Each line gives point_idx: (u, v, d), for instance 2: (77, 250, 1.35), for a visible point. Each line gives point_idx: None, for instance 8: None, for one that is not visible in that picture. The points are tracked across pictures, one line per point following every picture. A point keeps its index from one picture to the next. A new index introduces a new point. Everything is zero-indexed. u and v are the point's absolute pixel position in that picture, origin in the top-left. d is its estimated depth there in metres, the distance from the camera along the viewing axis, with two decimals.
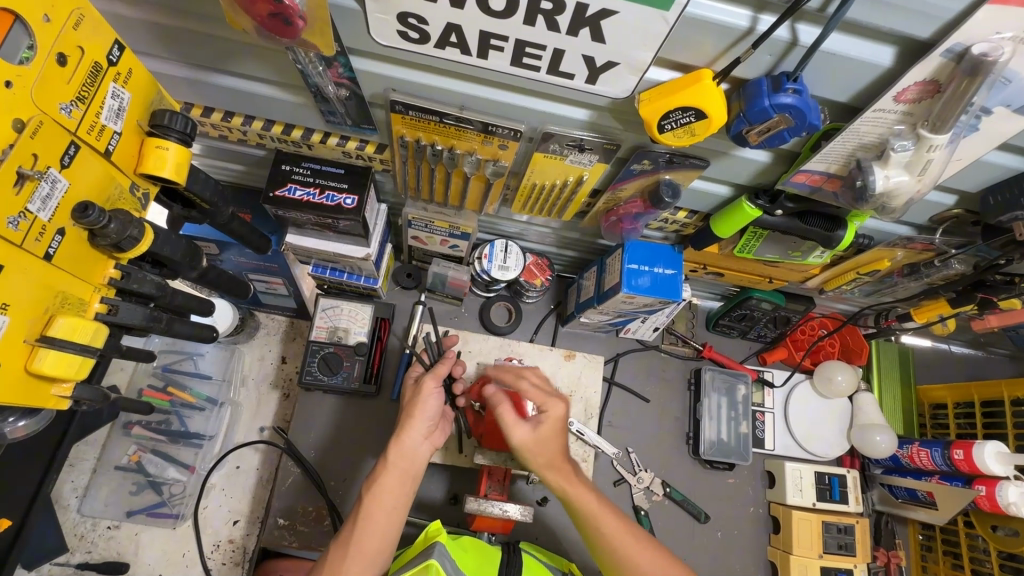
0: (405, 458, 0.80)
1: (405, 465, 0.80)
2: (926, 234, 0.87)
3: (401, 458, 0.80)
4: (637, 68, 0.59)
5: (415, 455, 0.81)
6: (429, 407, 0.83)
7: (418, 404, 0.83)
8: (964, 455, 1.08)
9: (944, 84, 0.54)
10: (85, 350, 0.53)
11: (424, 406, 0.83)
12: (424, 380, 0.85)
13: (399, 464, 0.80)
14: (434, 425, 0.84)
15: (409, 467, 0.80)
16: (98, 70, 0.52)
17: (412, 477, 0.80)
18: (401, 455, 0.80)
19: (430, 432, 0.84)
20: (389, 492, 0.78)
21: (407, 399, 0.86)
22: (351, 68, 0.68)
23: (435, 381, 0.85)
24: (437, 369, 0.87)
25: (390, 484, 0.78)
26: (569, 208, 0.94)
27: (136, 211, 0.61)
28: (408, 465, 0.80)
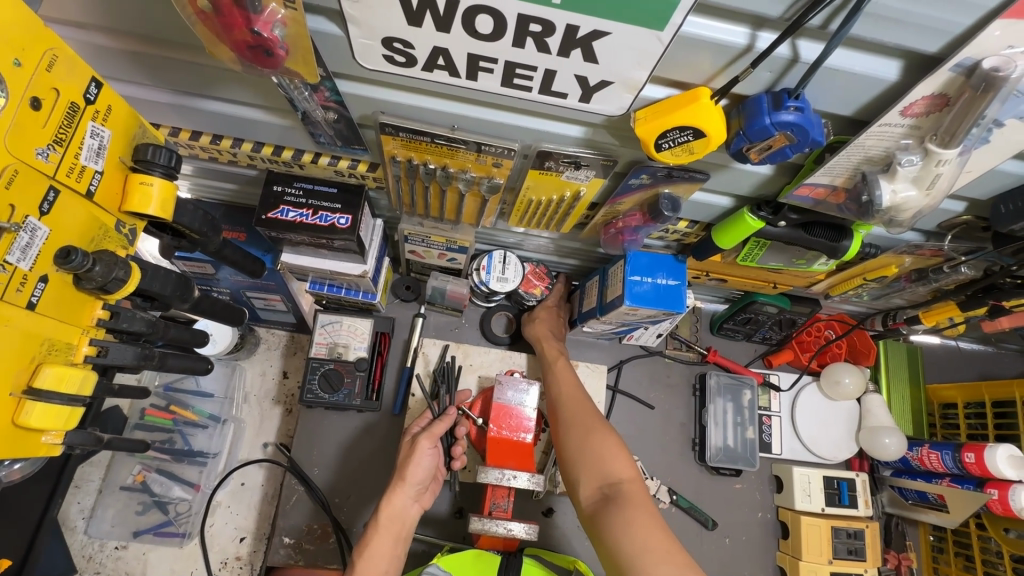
0: (394, 520, 0.88)
1: (397, 527, 0.88)
2: (935, 239, 0.84)
3: (392, 520, 0.88)
4: (632, 87, 0.57)
5: (404, 517, 0.90)
6: (422, 468, 0.92)
7: (412, 465, 0.91)
8: (975, 458, 1.06)
9: (953, 98, 0.52)
10: (73, 399, 0.53)
11: (418, 467, 0.91)
12: (420, 441, 0.92)
13: (390, 526, 0.87)
14: (423, 488, 0.93)
15: (398, 529, 0.88)
16: (75, 110, 0.51)
17: (402, 538, 0.88)
18: (392, 516, 0.88)
19: (419, 494, 0.93)
20: (382, 554, 0.85)
21: (402, 456, 0.93)
22: (337, 91, 0.66)
23: (430, 441, 0.92)
24: (432, 429, 0.93)
25: (382, 546, 0.85)
26: (568, 221, 0.92)
27: (123, 249, 0.60)
28: (398, 527, 0.88)
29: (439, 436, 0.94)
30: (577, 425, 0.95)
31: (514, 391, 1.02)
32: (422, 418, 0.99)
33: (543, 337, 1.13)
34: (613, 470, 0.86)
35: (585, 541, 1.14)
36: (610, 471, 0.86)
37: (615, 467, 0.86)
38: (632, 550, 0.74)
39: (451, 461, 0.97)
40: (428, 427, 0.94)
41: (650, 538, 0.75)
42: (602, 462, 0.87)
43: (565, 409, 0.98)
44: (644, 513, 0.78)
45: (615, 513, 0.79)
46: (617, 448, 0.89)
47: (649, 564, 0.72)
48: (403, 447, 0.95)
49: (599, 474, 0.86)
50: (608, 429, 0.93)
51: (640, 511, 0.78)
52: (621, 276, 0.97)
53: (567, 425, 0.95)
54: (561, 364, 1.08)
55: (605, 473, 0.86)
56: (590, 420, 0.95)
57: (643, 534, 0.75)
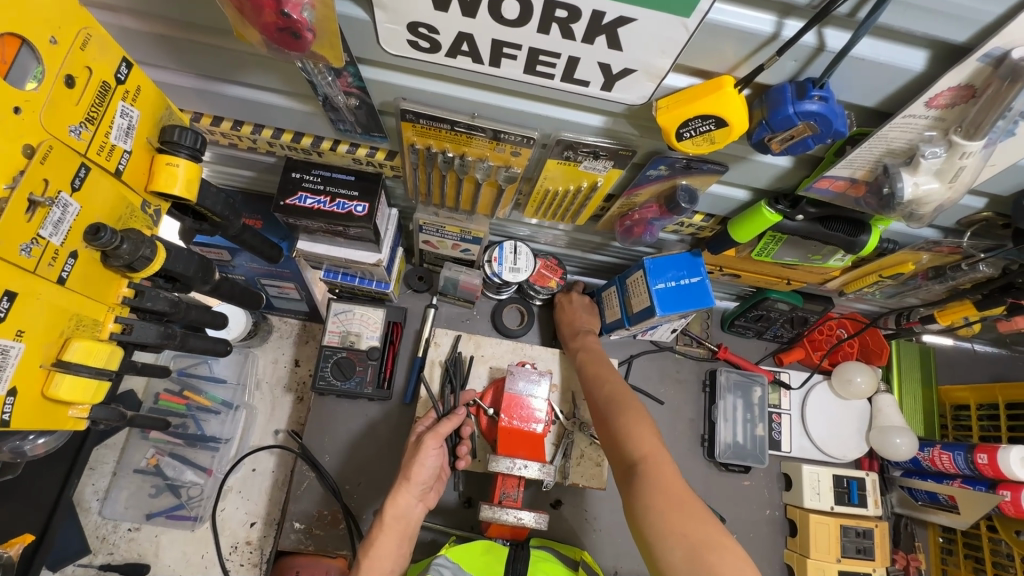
0: (401, 520, 0.89)
1: (402, 527, 0.89)
2: (953, 237, 0.84)
3: (397, 519, 0.89)
4: (656, 75, 0.57)
5: (410, 517, 0.91)
6: (427, 468, 0.92)
7: (417, 465, 0.91)
8: (987, 459, 1.05)
9: (980, 89, 0.52)
10: (100, 372, 0.54)
11: (421, 467, 0.91)
12: (424, 441, 0.91)
13: (396, 525, 0.89)
14: (427, 488, 0.94)
15: (405, 528, 0.90)
16: (107, 89, 0.51)
17: (407, 538, 0.90)
18: (398, 516, 0.89)
19: (424, 493, 0.94)
20: (388, 555, 0.86)
21: (406, 457, 0.93)
22: (360, 77, 0.67)
23: (435, 442, 0.92)
24: (439, 428, 0.93)
25: (389, 544, 0.87)
26: (583, 213, 0.92)
27: (147, 228, 0.60)
28: (404, 526, 0.90)
29: (444, 435, 0.93)
30: (602, 411, 0.96)
31: (525, 382, 1.01)
32: (429, 417, 0.98)
33: (578, 334, 1.15)
34: (630, 450, 0.85)
35: (593, 535, 1.15)
36: (628, 451, 0.85)
37: (632, 447, 0.85)
38: (649, 532, 0.76)
39: (459, 454, 0.97)
40: (434, 426, 0.93)
41: (665, 521, 0.75)
42: (621, 444, 0.87)
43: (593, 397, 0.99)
44: (658, 494, 0.77)
45: (631, 495, 0.80)
46: (637, 427, 0.88)
47: (665, 549, 0.74)
48: (409, 446, 0.95)
49: (620, 455, 0.87)
50: (632, 408, 0.92)
51: (659, 490, 0.78)
52: (644, 286, 0.97)
53: (596, 413, 0.97)
54: (590, 351, 1.09)
55: (625, 453, 0.86)
56: (615, 402, 0.95)
57: (659, 518, 0.75)
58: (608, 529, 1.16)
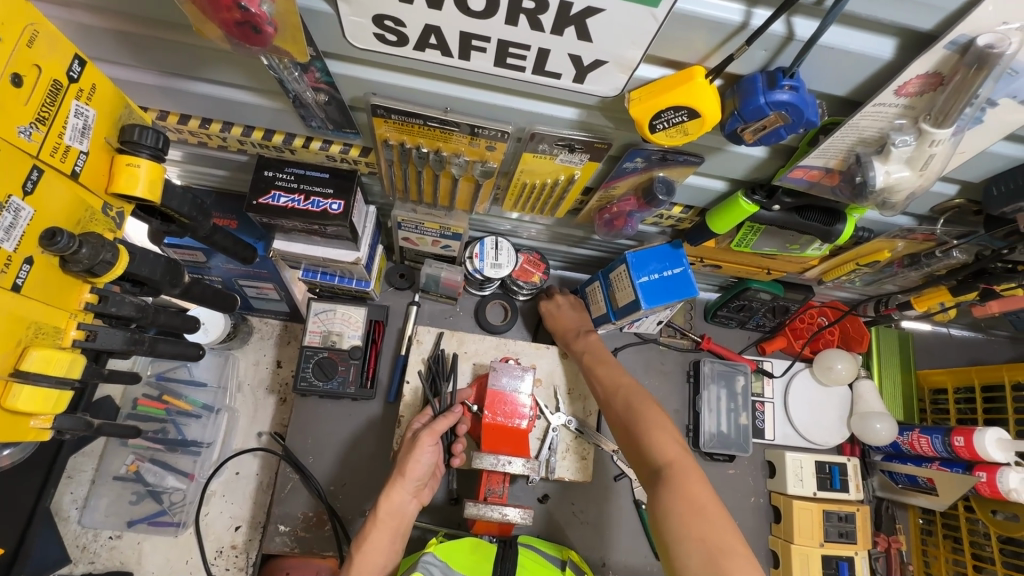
0: (394, 516, 0.89)
1: (395, 522, 0.89)
2: (927, 224, 0.85)
3: (390, 515, 0.88)
4: (627, 66, 0.57)
5: (404, 512, 0.90)
6: (422, 464, 0.91)
7: (413, 461, 0.90)
8: (964, 442, 1.07)
9: (947, 76, 0.52)
10: (62, 381, 0.52)
11: (417, 463, 0.90)
12: (422, 437, 0.91)
13: (389, 521, 0.88)
14: (421, 484, 0.93)
15: (397, 524, 0.89)
16: (58, 89, 0.50)
17: (400, 534, 0.89)
18: (391, 512, 0.89)
19: (418, 489, 0.93)
20: (380, 550, 0.86)
21: (402, 453, 0.92)
22: (328, 72, 0.65)
23: (432, 438, 0.91)
24: (434, 426, 0.92)
25: (381, 541, 0.86)
26: (562, 206, 0.91)
27: (110, 232, 0.59)
28: (397, 522, 0.89)
29: (440, 433, 0.93)
30: (623, 415, 0.95)
31: (508, 377, 1.00)
32: (424, 415, 0.98)
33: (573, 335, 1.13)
34: (655, 455, 0.85)
35: (579, 528, 1.15)
36: (653, 456, 0.86)
37: (657, 453, 0.86)
38: (669, 535, 0.76)
39: (452, 451, 0.97)
40: (430, 424, 0.93)
41: (686, 526, 0.76)
42: (645, 449, 0.87)
43: (611, 398, 0.99)
44: (681, 500, 0.78)
45: (654, 499, 0.81)
46: (662, 433, 0.88)
47: (682, 553, 0.74)
48: (404, 443, 0.94)
49: (644, 459, 0.87)
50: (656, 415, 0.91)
51: (682, 495, 0.78)
52: (628, 280, 0.96)
53: (615, 416, 0.96)
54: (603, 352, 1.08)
55: (649, 458, 0.86)
56: (636, 405, 0.94)
57: (680, 524, 0.76)
58: (594, 521, 1.16)
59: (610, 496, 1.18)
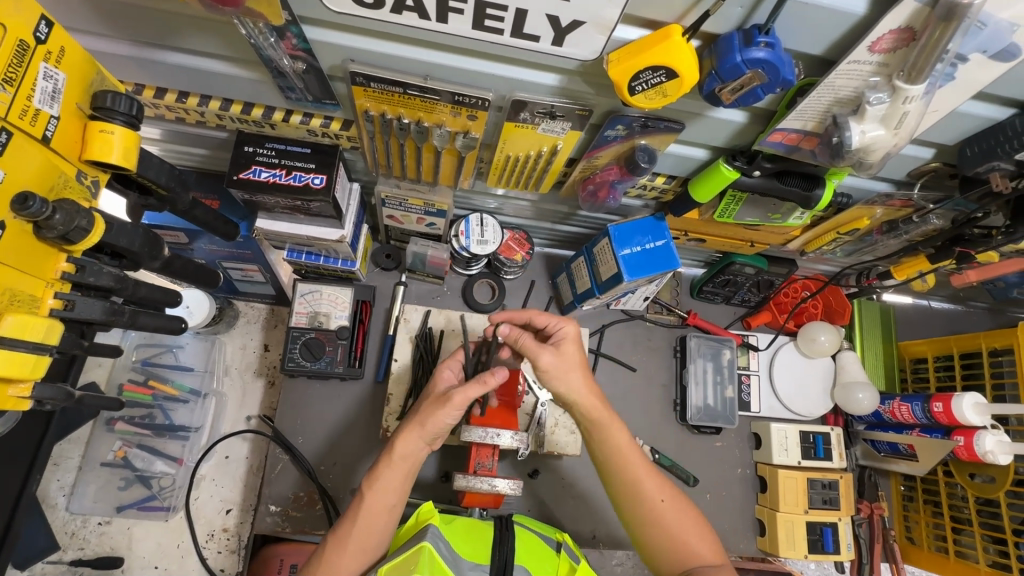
0: (408, 459, 0.83)
1: (409, 464, 0.84)
2: (905, 189, 0.86)
3: (405, 458, 0.83)
4: (605, 27, 0.57)
5: (417, 454, 0.85)
6: (444, 422, 0.83)
7: (434, 418, 0.82)
8: (943, 408, 1.09)
9: (919, 32, 0.52)
10: (39, 347, 0.52)
11: (438, 419, 0.83)
12: (452, 397, 0.81)
13: (403, 463, 0.83)
14: (437, 436, 0.86)
15: (411, 465, 0.84)
16: (25, 49, 0.49)
17: (412, 473, 0.85)
18: (404, 454, 0.83)
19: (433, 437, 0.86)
20: (391, 489, 0.83)
21: (426, 408, 0.84)
22: (305, 38, 0.64)
23: (461, 404, 0.81)
24: (467, 390, 0.81)
25: (391, 481, 0.83)
26: (545, 179, 0.92)
27: (86, 200, 0.58)
28: (410, 464, 0.84)
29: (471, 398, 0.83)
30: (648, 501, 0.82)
31: None
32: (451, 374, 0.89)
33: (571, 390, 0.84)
34: (701, 555, 0.79)
35: (569, 503, 1.16)
36: (699, 557, 0.79)
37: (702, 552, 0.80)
38: None
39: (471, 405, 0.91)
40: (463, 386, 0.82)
41: None
42: (686, 544, 0.80)
43: (638, 485, 0.82)
44: None
45: None
46: (699, 526, 0.82)
47: None
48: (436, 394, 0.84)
49: (687, 559, 0.79)
50: (686, 505, 0.83)
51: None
52: (610, 253, 0.97)
53: (635, 506, 0.82)
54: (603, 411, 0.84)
55: (693, 558, 0.79)
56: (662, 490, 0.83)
57: None
58: (584, 495, 1.18)
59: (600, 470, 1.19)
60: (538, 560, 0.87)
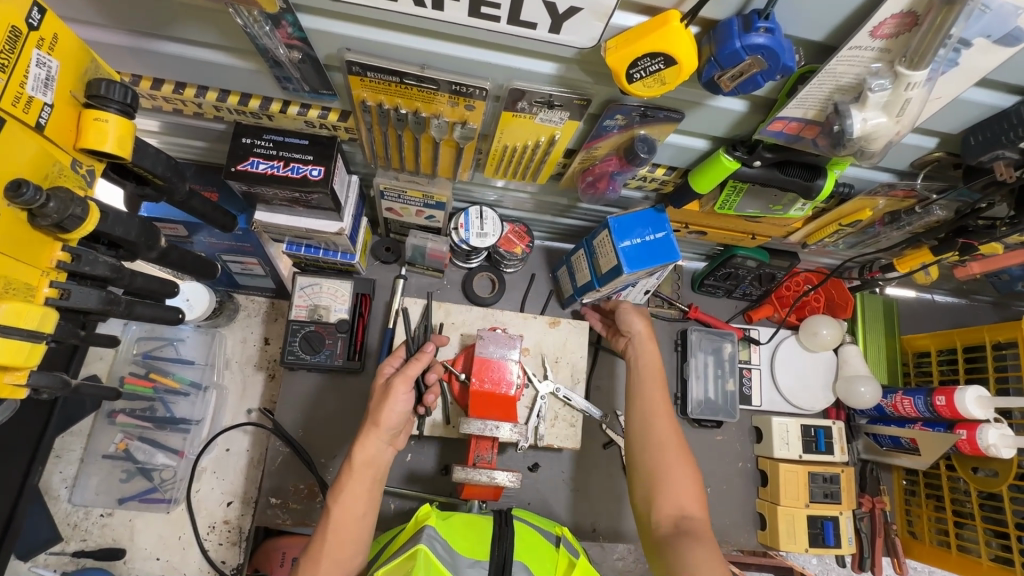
0: (370, 466, 0.85)
1: (372, 471, 0.85)
2: (908, 180, 0.85)
3: (367, 464, 0.85)
4: (602, 13, 0.56)
5: (380, 461, 0.87)
6: (396, 414, 0.88)
7: (384, 411, 0.87)
8: (945, 401, 1.09)
9: (922, 15, 0.52)
10: (34, 335, 0.52)
11: (391, 412, 0.87)
12: (394, 385, 0.87)
13: (365, 472, 0.85)
14: (397, 432, 0.89)
15: (376, 473, 0.86)
16: (18, 36, 0.48)
17: (380, 481, 0.86)
18: (367, 462, 0.85)
19: (393, 438, 0.90)
20: (357, 498, 0.83)
21: (374, 403, 0.89)
22: (300, 27, 0.64)
23: (405, 385, 0.88)
24: (407, 372, 0.89)
25: (357, 489, 0.83)
26: (545, 170, 0.91)
27: (81, 189, 0.58)
28: (375, 471, 0.86)
29: (414, 378, 0.90)
30: (656, 441, 0.89)
31: (496, 346, 1.00)
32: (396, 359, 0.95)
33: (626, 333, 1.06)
34: (686, 504, 0.84)
35: (570, 495, 1.16)
36: (685, 504, 0.83)
37: (689, 502, 0.84)
38: None
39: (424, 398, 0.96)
40: (402, 369, 0.90)
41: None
42: (673, 491, 0.84)
43: (649, 426, 0.91)
44: (711, 554, 0.77)
45: (684, 545, 0.78)
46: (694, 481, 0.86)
47: None
48: (375, 390, 0.91)
49: (672, 502, 0.84)
50: (689, 459, 0.88)
51: (713, 561, 0.76)
52: (610, 245, 0.96)
53: (643, 442, 0.90)
54: (650, 365, 1.00)
55: (679, 503, 0.84)
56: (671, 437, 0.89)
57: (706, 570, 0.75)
58: (584, 488, 1.18)
59: (600, 463, 1.19)
60: (537, 555, 0.87)
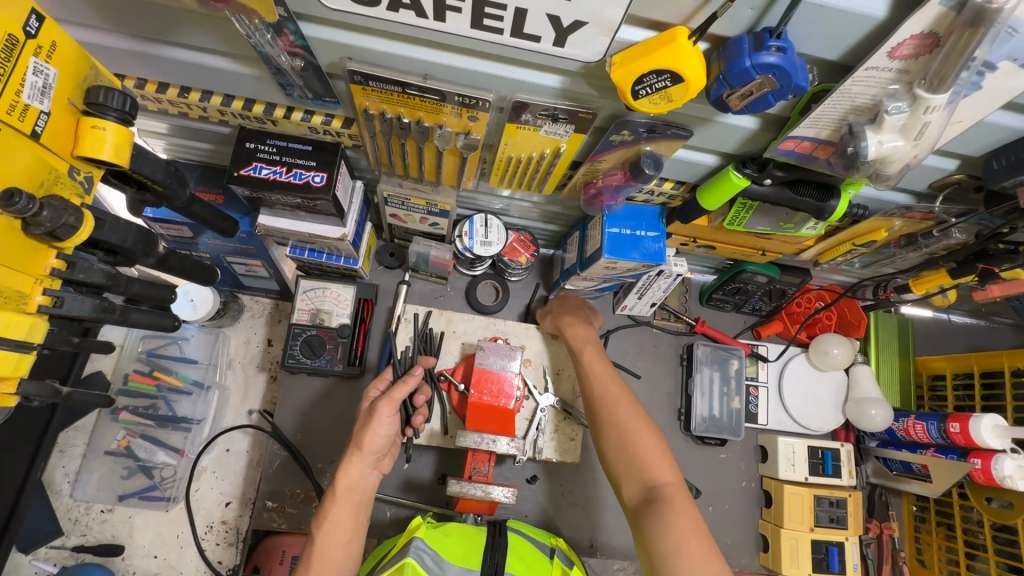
0: (354, 490, 0.85)
1: (356, 497, 0.85)
2: (926, 202, 0.82)
3: (350, 490, 0.85)
4: (607, 27, 0.54)
5: (364, 485, 0.87)
6: (380, 437, 0.87)
7: (369, 435, 0.86)
8: (959, 428, 1.05)
9: (943, 37, 0.49)
10: (21, 345, 0.52)
11: (374, 435, 0.86)
12: (379, 407, 0.86)
13: (348, 497, 0.85)
14: (381, 456, 0.89)
15: (359, 498, 0.86)
16: (15, 44, 0.48)
17: (364, 506, 0.86)
18: (350, 487, 0.85)
19: (378, 461, 0.89)
20: (341, 527, 0.83)
21: (358, 427, 0.88)
22: (302, 35, 0.63)
23: (390, 408, 0.87)
24: (393, 394, 0.87)
25: (341, 518, 0.83)
26: (549, 181, 0.89)
27: (78, 197, 0.58)
28: (359, 496, 0.85)
29: (399, 401, 0.88)
30: (616, 419, 0.89)
31: (497, 357, 0.99)
32: (382, 382, 0.94)
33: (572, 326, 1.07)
34: (655, 473, 0.81)
35: (569, 509, 1.15)
36: (654, 473, 0.81)
37: (658, 469, 0.82)
38: (667, 551, 0.72)
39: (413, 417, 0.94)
40: (388, 392, 0.88)
41: (690, 549, 0.72)
42: (641, 462, 0.83)
43: (608, 405, 0.91)
44: (685, 520, 0.75)
45: (653, 517, 0.76)
46: (660, 447, 0.84)
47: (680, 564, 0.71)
48: (360, 413, 0.90)
49: (639, 474, 0.82)
50: (652, 427, 0.87)
51: (679, 527, 0.74)
52: (599, 228, 0.95)
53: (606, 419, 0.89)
54: (599, 355, 1.01)
55: (647, 474, 0.82)
56: (630, 414, 0.89)
57: (677, 535, 0.73)
58: (582, 502, 1.16)
59: (599, 479, 1.17)
60: (528, 567, 0.85)
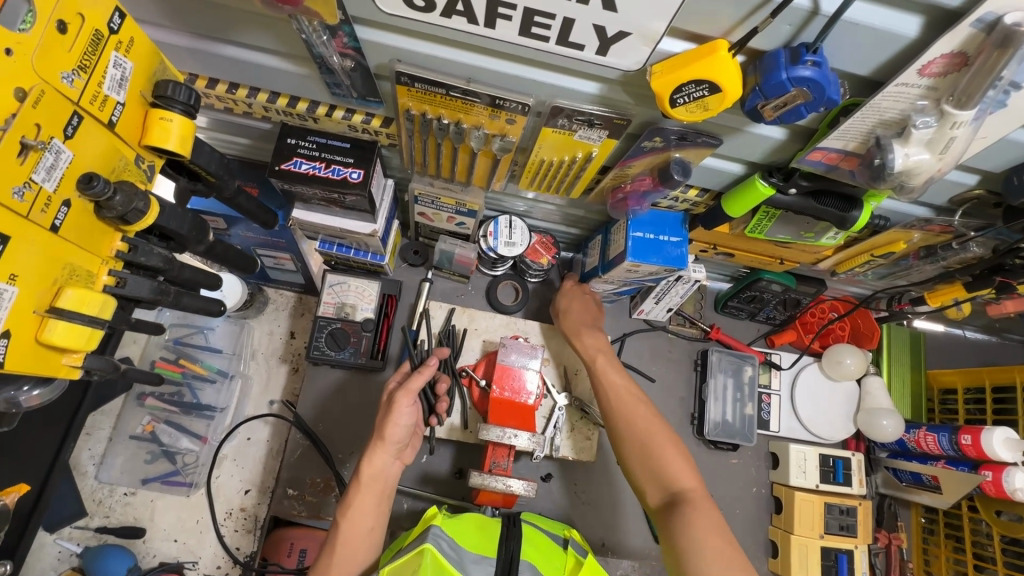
0: (377, 478, 0.88)
1: (379, 485, 0.88)
2: (945, 216, 0.85)
3: (373, 479, 0.87)
4: (650, 38, 0.57)
5: (386, 474, 0.89)
6: (400, 427, 0.89)
7: (390, 424, 0.89)
8: (971, 440, 1.07)
9: (972, 57, 0.52)
10: (94, 321, 0.54)
11: (396, 426, 0.89)
12: (398, 398, 0.89)
13: (372, 485, 0.87)
14: (402, 446, 0.91)
15: (382, 488, 0.88)
16: (99, 38, 0.51)
17: (386, 495, 0.88)
18: (373, 476, 0.87)
19: (399, 451, 0.92)
20: (366, 514, 0.85)
21: (380, 416, 0.91)
22: (356, 38, 0.67)
23: (408, 399, 0.89)
24: (410, 385, 0.90)
25: (365, 504, 0.86)
26: (577, 185, 0.92)
27: (141, 183, 0.61)
28: (381, 485, 0.88)
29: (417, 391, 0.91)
30: (636, 424, 0.93)
31: (518, 354, 1.02)
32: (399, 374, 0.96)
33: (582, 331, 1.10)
34: (678, 480, 0.86)
35: (582, 508, 1.17)
36: (675, 479, 0.86)
37: (680, 475, 0.86)
38: (699, 557, 0.78)
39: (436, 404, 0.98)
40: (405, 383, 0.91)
41: (717, 550, 0.78)
42: (662, 468, 0.87)
43: (625, 413, 0.94)
44: (712, 524, 0.80)
45: (681, 523, 0.81)
46: (679, 454, 0.88)
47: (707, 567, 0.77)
48: (380, 404, 0.92)
49: (661, 482, 0.86)
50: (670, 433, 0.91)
51: (704, 533, 0.79)
52: (622, 232, 0.98)
53: (623, 427, 0.94)
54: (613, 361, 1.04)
55: (669, 481, 0.86)
56: (648, 421, 0.92)
57: (705, 539, 0.78)
58: (595, 501, 1.18)
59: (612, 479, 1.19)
60: (544, 557, 0.87)
